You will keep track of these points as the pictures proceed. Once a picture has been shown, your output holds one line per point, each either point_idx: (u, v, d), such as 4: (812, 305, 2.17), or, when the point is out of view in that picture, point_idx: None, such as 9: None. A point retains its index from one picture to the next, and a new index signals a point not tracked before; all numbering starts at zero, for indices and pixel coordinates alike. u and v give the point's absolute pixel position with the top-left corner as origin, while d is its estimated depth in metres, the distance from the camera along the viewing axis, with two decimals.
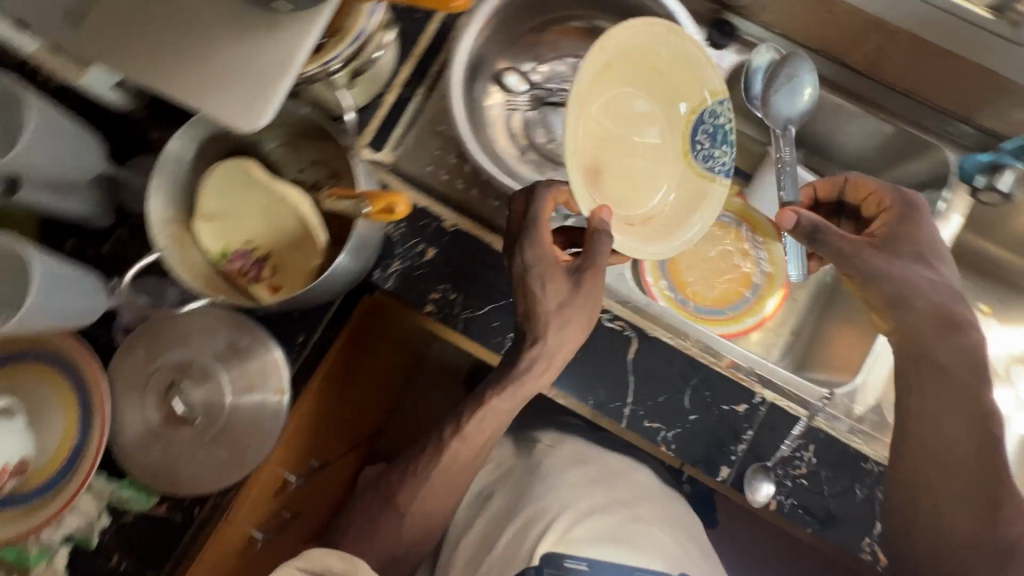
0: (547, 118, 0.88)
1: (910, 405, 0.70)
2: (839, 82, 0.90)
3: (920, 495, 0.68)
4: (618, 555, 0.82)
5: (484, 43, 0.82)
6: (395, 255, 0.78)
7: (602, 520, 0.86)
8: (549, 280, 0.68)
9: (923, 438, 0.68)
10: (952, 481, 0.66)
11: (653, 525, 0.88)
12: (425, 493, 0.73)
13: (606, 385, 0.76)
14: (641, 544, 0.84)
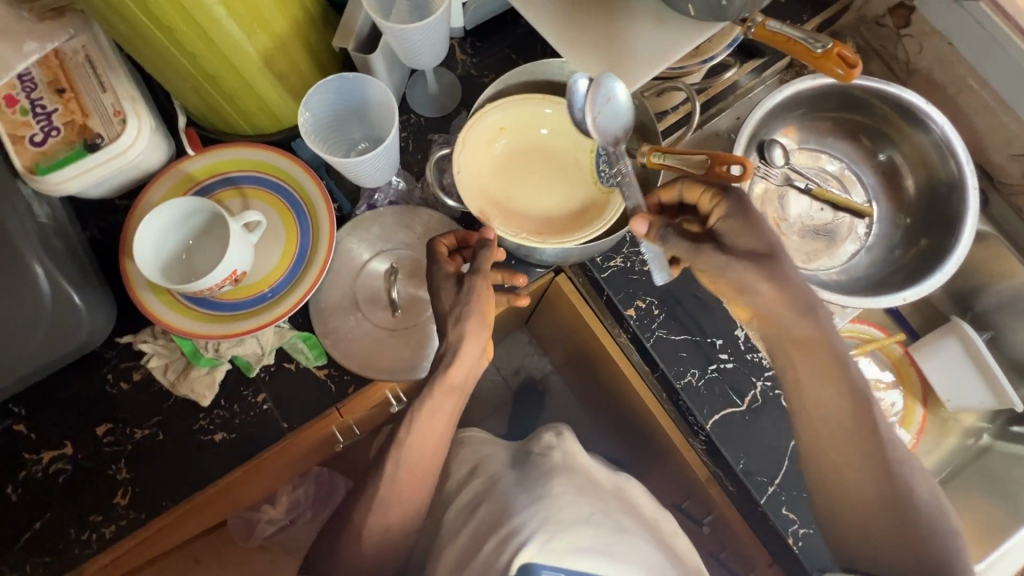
0: (784, 198, 0.92)
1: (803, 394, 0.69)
2: None
3: (826, 470, 0.70)
4: (596, 564, 0.76)
5: (778, 107, 0.87)
6: (621, 253, 0.82)
7: (586, 529, 0.80)
8: (481, 308, 0.67)
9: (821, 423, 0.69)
10: (850, 454, 0.68)
11: (643, 540, 0.83)
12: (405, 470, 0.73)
13: (762, 457, 0.77)
14: (624, 557, 0.78)
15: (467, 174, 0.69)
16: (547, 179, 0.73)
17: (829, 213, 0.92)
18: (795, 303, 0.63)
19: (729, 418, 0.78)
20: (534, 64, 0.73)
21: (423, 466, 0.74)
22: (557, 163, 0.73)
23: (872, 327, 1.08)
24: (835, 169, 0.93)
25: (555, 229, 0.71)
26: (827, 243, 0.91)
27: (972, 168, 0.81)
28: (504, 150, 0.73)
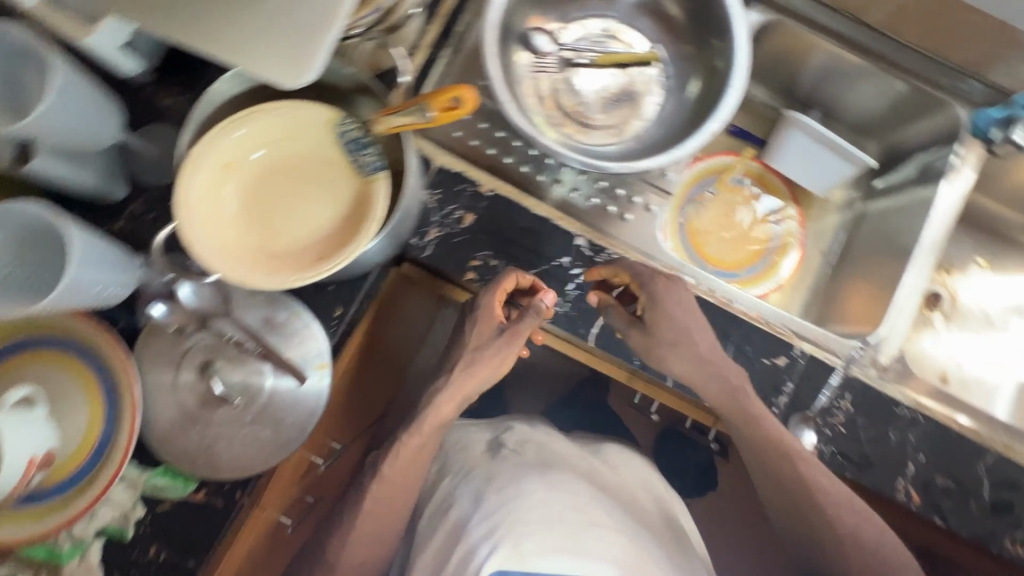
0: (572, 80, 0.86)
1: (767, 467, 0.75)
2: (860, 39, 0.92)
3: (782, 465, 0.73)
4: (561, 564, 0.76)
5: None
6: (432, 222, 0.75)
7: (556, 527, 0.79)
8: (505, 349, 0.76)
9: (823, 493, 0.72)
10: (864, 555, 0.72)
11: (611, 531, 0.83)
12: (380, 489, 0.77)
13: (652, 345, 0.76)
14: (594, 553, 0.77)
15: (210, 244, 0.59)
16: (303, 192, 0.64)
17: (624, 74, 0.87)
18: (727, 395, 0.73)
19: (605, 325, 0.76)
20: (205, 95, 0.63)
21: (393, 490, 0.78)
22: (299, 176, 0.64)
23: (724, 155, 1.08)
24: (608, 31, 0.87)
25: (328, 242, 0.62)
26: (636, 105, 0.87)
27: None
28: (230, 195, 0.62)
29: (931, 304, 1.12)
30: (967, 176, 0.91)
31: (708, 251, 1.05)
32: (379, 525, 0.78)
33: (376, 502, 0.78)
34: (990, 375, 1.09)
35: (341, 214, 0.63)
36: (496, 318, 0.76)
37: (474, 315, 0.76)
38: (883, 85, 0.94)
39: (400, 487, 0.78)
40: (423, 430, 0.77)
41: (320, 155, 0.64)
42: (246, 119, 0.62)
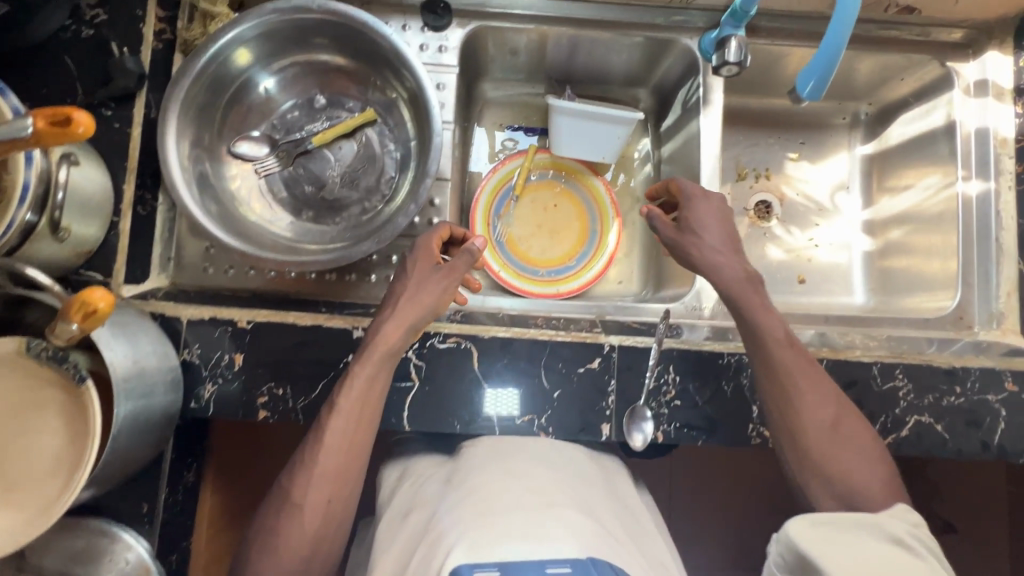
0: (305, 168, 0.82)
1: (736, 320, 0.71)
2: (566, 13, 0.89)
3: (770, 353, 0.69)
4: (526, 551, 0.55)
5: (199, 121, 0.76)
6: (205, 378, 0.73)
7: (517, 514, 0.59)
8: (443, 286, 0.69)
9: (771, 328, 0.69)
10: (809, 392, 0.67)
11: (577, 512, 0.61)
12: (327, 454, 0.66)
13: (467, 403, 0.75)
14: (559, 535, 0.57)
15: None
16: (30, 422, 0.61)
17: (352, 141, 0.83)
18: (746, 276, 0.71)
19: (414, 404, 0.74)
20: None
21: (347, 454, 0.67)
22: (22, 410, 0.61)
23: (514, 158, 1.05)
24: (318, 104, 0.83)
25: (66, 463, 0.60)
26: (375, 167, 0.84)
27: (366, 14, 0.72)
28: None
29: (765, 212, 1.11)
30: (719, 100, 0.90)
31: (534, 258, 1.04)
32: (328, 495, 0.66)
33: (337, 457, 0.66)
34: (843, 256, 1.09)
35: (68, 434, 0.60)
36: (434, 258, 0.72)
37: (413, 252, 0.73)
38: (614, 43, 0.92)
39: (352, 454, 0.67)
40: (367, 383, 0.67)
41: (26, 383, 0.61)
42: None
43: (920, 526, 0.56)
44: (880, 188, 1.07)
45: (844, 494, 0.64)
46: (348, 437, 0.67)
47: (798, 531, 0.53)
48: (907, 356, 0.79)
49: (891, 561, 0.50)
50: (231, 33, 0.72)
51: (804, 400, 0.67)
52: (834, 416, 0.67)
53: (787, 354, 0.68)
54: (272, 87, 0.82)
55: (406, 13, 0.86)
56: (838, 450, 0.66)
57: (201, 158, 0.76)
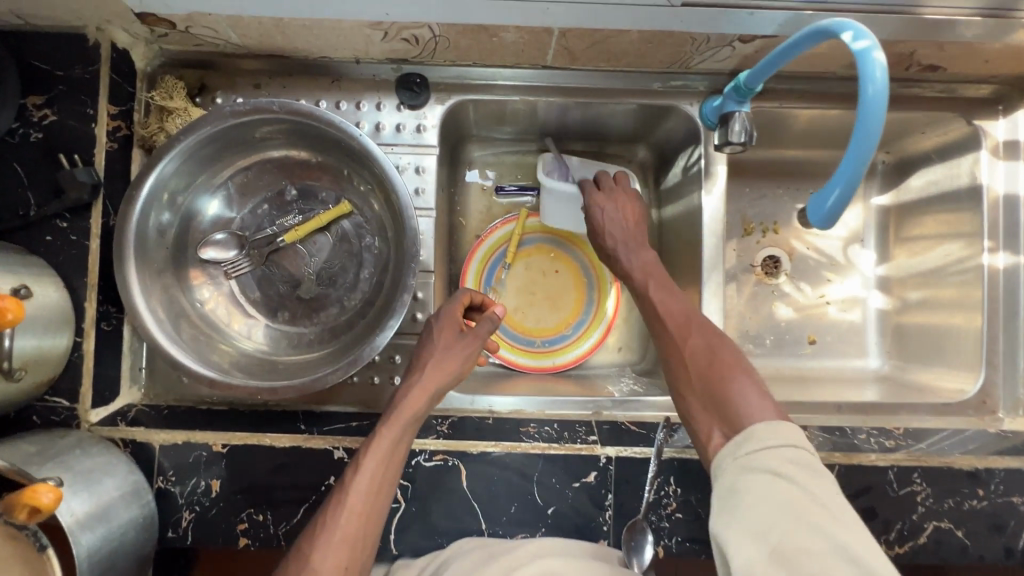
0: (279, 268, 0.77)
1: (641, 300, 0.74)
2: (553, 82, 0.82)
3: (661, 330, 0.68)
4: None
5: (157, 245, 0.70)
6: (181, 505, 0.69)
7: None
8: (467, 350, 0.70)
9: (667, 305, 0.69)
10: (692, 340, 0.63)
11: None
12: (348, 519, 0.60)
13: (458, 523, 0.71)
14: None
15: None
16: None
17: (327, 235, 0.78)
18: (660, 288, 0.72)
19: (400, 526, 0.71)
20: None
21: (365, 523, 0.61)
22: None
23: (507, 223, 0.97)
24: (289, 197, 0.78)
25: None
26: (352, 262, 0.78)
27: (327, 112, 0.68)
28: None
29: (774, 268, 1.03)
30: (722, 172, 0.83)
31: (528, 329, 0.99)
32: (345, 560, 0.58)
33: (360, 518, 0.60)
34: (856, 313, 1.02)
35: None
36: (457, 323, 0.72)
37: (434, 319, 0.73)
38: (607, 109, 0.85)
39: (371, 517, 0.61)
40: (394, 445, 0.64)
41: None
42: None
43: (809, 449, 0.51)
44: (897, 243, 1.00)
45: (720, 414, 0.56)
46: (371, 501, 0.61)
47: (719, 524, 0.49)
48: (926, 458, 0.74)
49: (776, 499, 0.47)
50: (170, 155, 0.67)
51: (687, 353, 0.63)
52: (712, 357, 0.61)
53: (674, 317, 0.67)
54: (230, 192, 0.77)
55: (380, 89, 0.80)
56: (721, 382, 0.58)
57: (165, 275, 0.71)
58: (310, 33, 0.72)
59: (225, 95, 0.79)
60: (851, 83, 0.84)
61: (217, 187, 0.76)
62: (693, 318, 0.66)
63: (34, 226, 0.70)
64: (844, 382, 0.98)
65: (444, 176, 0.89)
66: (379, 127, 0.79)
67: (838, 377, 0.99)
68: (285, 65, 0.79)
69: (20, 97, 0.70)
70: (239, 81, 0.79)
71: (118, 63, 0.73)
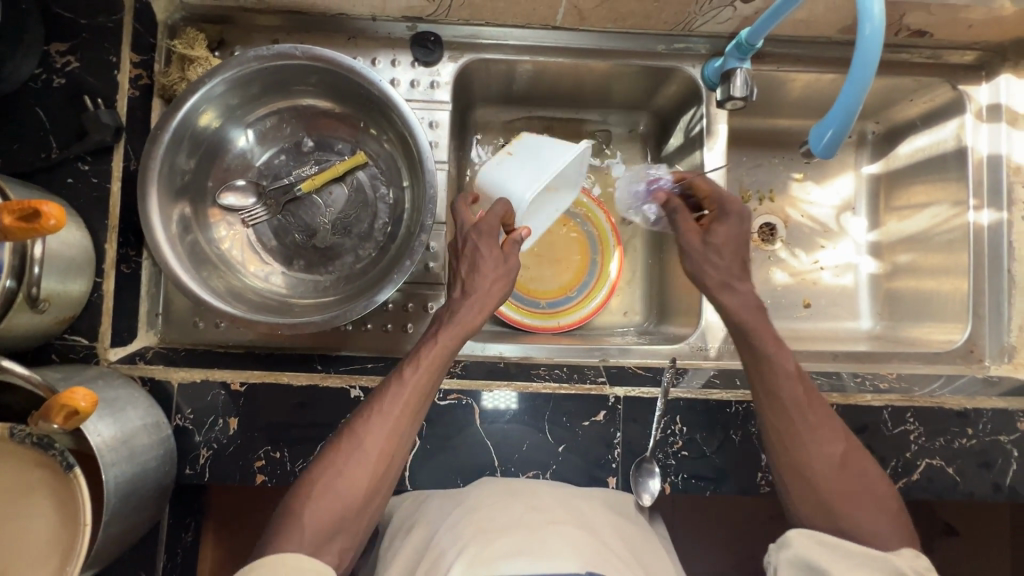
0: (294, 216, 0.79)
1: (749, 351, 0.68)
2: (562, 43, 0.85)
3: (807, 455, 0.63)
4: (534, 566, 0.54)
5: (179, 182, 0.72)
6: (198, 444, 0.71)
7: (514, 530, 0.60)
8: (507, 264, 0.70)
9: (781, 384, 0.66)
10: (803, 433, 0.64)
11: (579, 530, 0.62)
12: (398, 414, 0.62)
13: (471, 460, 0.73)
14: (558, 550, 0.57)
15: None
16: (11, 513, 0.58)
17: (342, 185, 0.80)
18: (801, 382, 0.66)
19: (415, 463, 0.73)
20: None
21: (411, 420, 0.63)
22: (4, 498, 0.58)
23: None
24: (306, 148, 0.80)
25: (39, 566, 0.56)
26: (367, 212, 0.80)
27: (351, 58, 0.70)
28: None
29: (769, 235, 1.06)
30: (722, 131, 0.87)
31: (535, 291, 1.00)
32: (390, 447, 0.61)
33: (409, 411, 0.63)
34: (848, 278, 1.06)
35: (47, 531, 0.57)
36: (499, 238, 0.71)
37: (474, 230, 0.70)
38: (613, 71, 0.88)
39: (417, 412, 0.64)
40: (444, 352, 0.66)
41: (12, 470, 0.59)
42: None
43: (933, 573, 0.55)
44: (887, 210, 1.04)
45: (845, 525, 0.60)
46: (417, 400, 0.64)
47: (804, 545, 0.57)
48: (918, 398, 0.78)
49: None
50: (218, 77, 0.69)
51: (807, 434, 0.64)
52: (839, 460, 0.63)
53: (816, 416, 0.64)
54: (254, 136, 0.79)
55: (396, 46, 0.83)
56: (859, 515, 0.60)
57: (186, 216, 0.73)
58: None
59: (243, 48, 0.81)
60: (842, 48, 0.89)
61: (239, 129, 0.78)
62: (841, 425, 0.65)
63: (54, 169, 0.71)
64: (838, 341, 1.02)
65: (455, 137, 0.91)
66: (394, 81, 0.82)
67: (832, 337, 1.02)
68: (303, 22, 0.82)
69: (42, 43, 0.71)
70: (256, 35, 0.82)
71: (141, 13, 0.76)
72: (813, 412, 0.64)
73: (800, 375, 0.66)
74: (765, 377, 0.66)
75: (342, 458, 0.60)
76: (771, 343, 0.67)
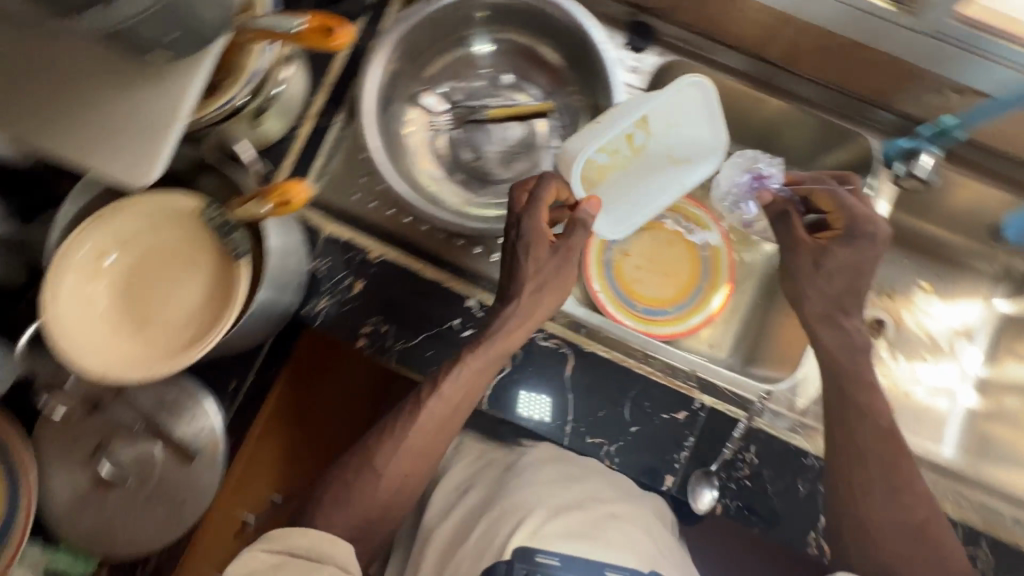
0: (470, 135, 0.86)
1: (830, 400, 0.75)
2: (760, 75, 0.90)
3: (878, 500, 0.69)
4: (592, 551, 0.69)
5: (395, 66, 0.79)
6: (323, 291, 0.77)
7: (575, 513, 0.73)
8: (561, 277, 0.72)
9: (866, 435, 0.72)
10: (877, 481, 0.70)
11: None
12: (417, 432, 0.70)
13: (548, 405, 0.75)
14: (617, 543, 0.71)
15: (90, 347, 0.62)
16: (180, 278, 0.66)
17: (521, 125, 0.86)
18: (892, 437, 0.72)
19: (497, 387, 0.75)
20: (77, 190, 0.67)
21: (428, 441, 0.71)
22: (179, 264, 0.66)
23: None
24: (502, 83, 0.88)
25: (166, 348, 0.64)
26: (531, 156, 0.86)
27: (588, 17, 0.76)
28: (110, 297, 0.64)
29: (878, 330, 1.05)
30: (883, 207, 0.88)
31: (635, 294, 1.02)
32: (409, 469, 0.70)
33: (426, 435, 0.70)
34: (943, 401, 1.03)
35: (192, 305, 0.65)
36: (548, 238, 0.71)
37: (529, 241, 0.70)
38: (795, 116, 0.92)
39: (457, 416, 0.71)
40: (478, 382, 0.71)
41: (194, 242, 0.66)
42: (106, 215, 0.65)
43: None
44: (1006, 350, 1.02)
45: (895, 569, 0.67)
46: (433, 428, 0.70)
47: None
48: (996, 528, 0.75)
49: None
50: None
51: (887, 489, 0.69)
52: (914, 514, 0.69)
53: (898, 472, 0.70)
54: (462, 56, 0.86)
55: (612, 25, 0.89)
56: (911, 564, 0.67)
57: (387, 96, 0.80)
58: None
59: None
60: None
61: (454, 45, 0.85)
62: (920, 485, 0.71)
63: None
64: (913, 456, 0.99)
65: None
66: None
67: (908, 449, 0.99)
68: None
69: None
70: None
71: None
72: (893, 467, 0.70)
73: (894, 435, 0.72)
74: (856, 430, 0.72)
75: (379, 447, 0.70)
76: (854, 395, 0.73)
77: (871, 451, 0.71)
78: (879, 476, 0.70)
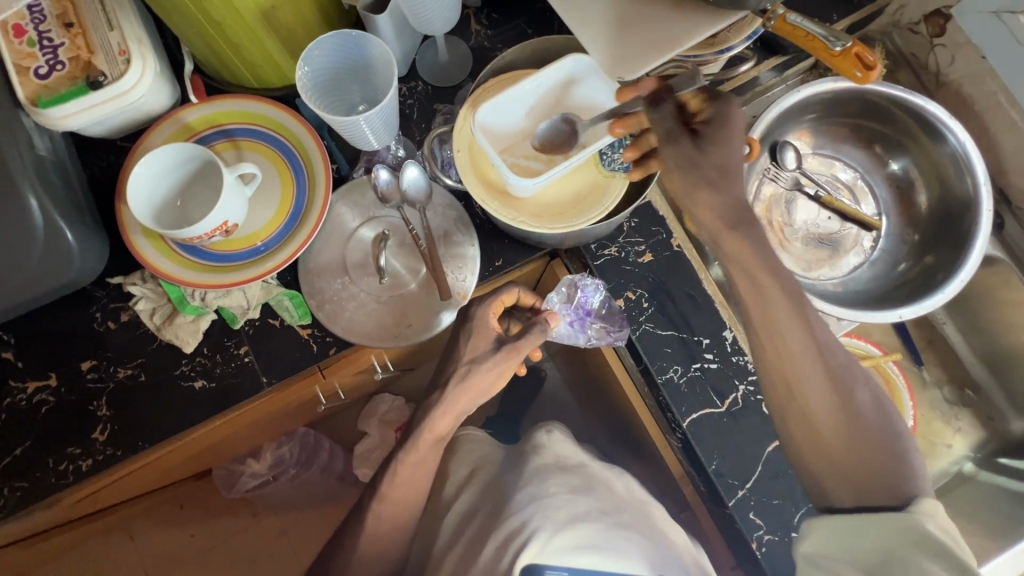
0: (789, 202, 0.88)
1: (753, 321, 0.65)
2: None
3: (795, 421, 0.65)
4: (595, 560, 0.77)
5: (789, 114, 0.84)
6: (615, 242, 0.80)
7: (583, 526, 0.80)
8: (505, 372, 0.76)
9: (765, 325, 0.65)
10: (818, 394, 0.64)
11: None
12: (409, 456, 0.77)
13: (736, 462, 0.76)
14: (627, 550, 0.78)
15: (465, 149, 0.69)
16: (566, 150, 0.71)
17: (837, 223, 0.88)
18: (790, 298, 0.64)
19: (704, 419, 0.77)
20: (542, 36, 0.71)
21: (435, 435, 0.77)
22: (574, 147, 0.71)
23: (872, 346, 1.02)
24: (847, 178, 0.89)
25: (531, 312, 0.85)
26: (831, 254, 0.88)
27: (988, 188, 0.78)
28: (517, 124, 0.70)
29: None
30: None
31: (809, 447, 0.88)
32: (407, 474, 0.77)
33: (429, 451, 0.78)
34: None
35: (563, 198, 0.70)
36: (492, 329, 0.77)
37: (469, 328, 0.77)
38: None
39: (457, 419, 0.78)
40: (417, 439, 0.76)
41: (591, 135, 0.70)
42: (546, 95, 0.69)
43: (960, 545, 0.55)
44: None
45: (866, 484, 0.62)
46: (433, 446, 0.77)
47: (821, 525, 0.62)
48: None
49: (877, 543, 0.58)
50: (904, 93, 0.79)
51: (808, 396, 0.64)
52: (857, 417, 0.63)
53: (808, 361, 0.64)
54: (834, 138, 0.89)
55: None
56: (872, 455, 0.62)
57: (768, 132, 0.84)
58: (1005, 118, 0.85)
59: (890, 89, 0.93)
60: None
61: (835, 126, 0.88)
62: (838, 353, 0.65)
63: None
64: None
65: None
66: None
67: None
68: None
69: None
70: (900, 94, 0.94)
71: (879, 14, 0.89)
72: (811, 367, 0.63)
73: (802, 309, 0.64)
74: (764, 343, 0.65)
75: (389, 478, 0.77)
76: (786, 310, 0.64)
77: (779, 365, 0.65)
78: (802, 385, 0.64)
